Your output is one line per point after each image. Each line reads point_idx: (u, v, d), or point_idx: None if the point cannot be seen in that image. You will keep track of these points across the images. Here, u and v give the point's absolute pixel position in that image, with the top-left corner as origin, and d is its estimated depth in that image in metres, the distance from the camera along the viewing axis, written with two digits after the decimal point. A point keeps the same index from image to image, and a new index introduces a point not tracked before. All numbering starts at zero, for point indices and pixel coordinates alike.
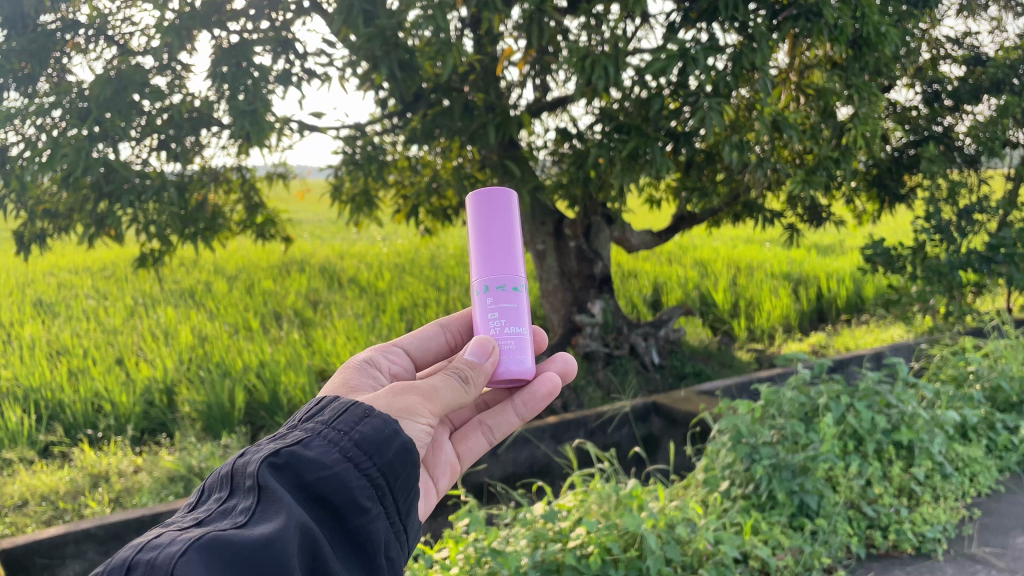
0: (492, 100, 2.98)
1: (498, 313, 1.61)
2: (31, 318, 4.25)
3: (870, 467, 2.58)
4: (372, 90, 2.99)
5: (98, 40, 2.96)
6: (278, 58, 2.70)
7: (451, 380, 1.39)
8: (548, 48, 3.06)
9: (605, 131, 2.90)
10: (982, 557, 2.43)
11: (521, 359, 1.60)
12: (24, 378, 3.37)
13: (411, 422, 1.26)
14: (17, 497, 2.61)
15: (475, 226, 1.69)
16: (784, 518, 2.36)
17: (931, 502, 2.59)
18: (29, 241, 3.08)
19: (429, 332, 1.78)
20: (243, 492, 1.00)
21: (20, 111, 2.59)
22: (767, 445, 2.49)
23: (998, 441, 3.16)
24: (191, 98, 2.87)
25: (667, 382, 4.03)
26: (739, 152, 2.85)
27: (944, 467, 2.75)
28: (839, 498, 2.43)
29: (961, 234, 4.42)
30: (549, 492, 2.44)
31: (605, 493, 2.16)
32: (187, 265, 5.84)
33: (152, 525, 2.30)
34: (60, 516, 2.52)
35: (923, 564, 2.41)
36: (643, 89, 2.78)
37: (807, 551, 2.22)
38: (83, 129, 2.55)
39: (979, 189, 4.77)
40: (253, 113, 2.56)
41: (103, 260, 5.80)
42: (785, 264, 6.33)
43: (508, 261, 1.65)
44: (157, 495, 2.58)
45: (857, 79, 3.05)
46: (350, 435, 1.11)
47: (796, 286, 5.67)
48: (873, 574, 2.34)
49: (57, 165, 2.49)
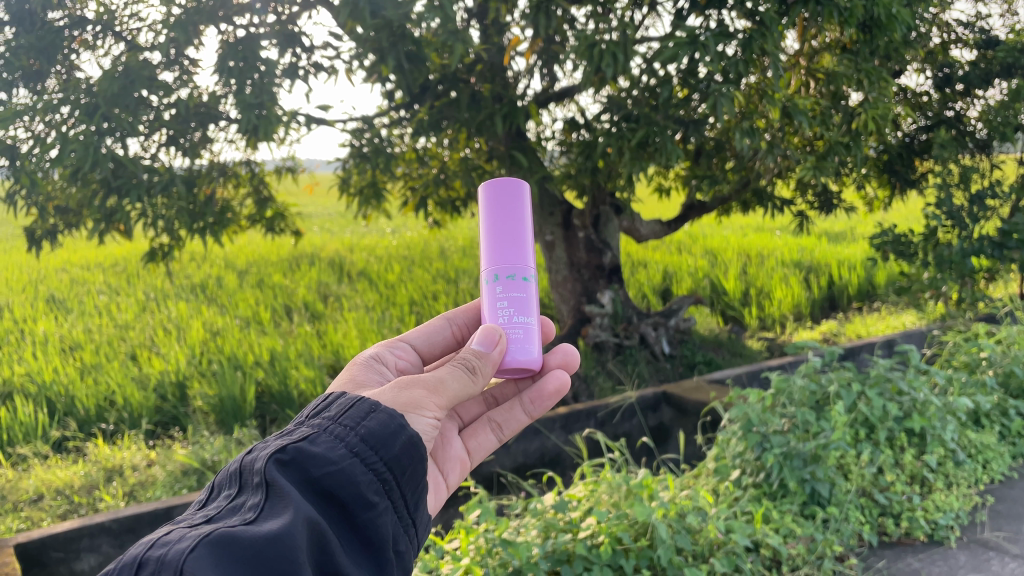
0: (499, 90, 2.97)
1: (507, 303, 1.61)
2: (44, 314, 4.28)
3: (882, 454, 2.58)
4: (379, 83, 2.99)
5: (105, 36, 2.96)
6: (285, 52, 2.69)
7: (458, 371, 1.39)
8: (555, 38, 3.05)
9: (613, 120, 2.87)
10: (995, 543, 2.42)
11: (528, 349, 1.60)
12: (38, 374, 3.39)
13: (417, 415, 1.26)
14: (32, 491, 2.63)
15: (487, 217, 1.69)
16: (795, 507, 2.36)
17: (943, 489, 2.58)
18: (41, 238, 3.09)
19: (435, 326, 1.78)
20: (252, 488, 1.00)
21: (28, 108, 2.60)
22: (778, 434, 2.48)
23: (1011, 427, 3.14)
24: (199, 93, 2.87)
25: (677, 371, 4.03)
26: (749, 139, 2.83)
27: (956, 454, 2.74)
28: (851, 486, 2.42)
29: (974, 220, 4.38)
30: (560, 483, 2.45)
31: (615, 483, 2.16)
32: (198, 259, 5.86)
33: (165, 519, 2.31)
34: (76, 510, 2.54)
35: (935, 551, 2.40)
36: (652, 77, 2.76)
37: (818, 539, 2.22)
38: (92, 125, 2.55)
39: (991, 174, 4.73)
40: (259, 107, 2.58)
41: (114, 256, 5.83)
42: (795, 252, 6.31)
43: (517, 251, 1.65)
44: (170, 489, 2.60)
45: (868, 64, 3.01)
46: (356, 431, 1.11)
47: (807, 275, 5.65)
48: (885, 561, 2.33)
49: (66, 161, 2.50)
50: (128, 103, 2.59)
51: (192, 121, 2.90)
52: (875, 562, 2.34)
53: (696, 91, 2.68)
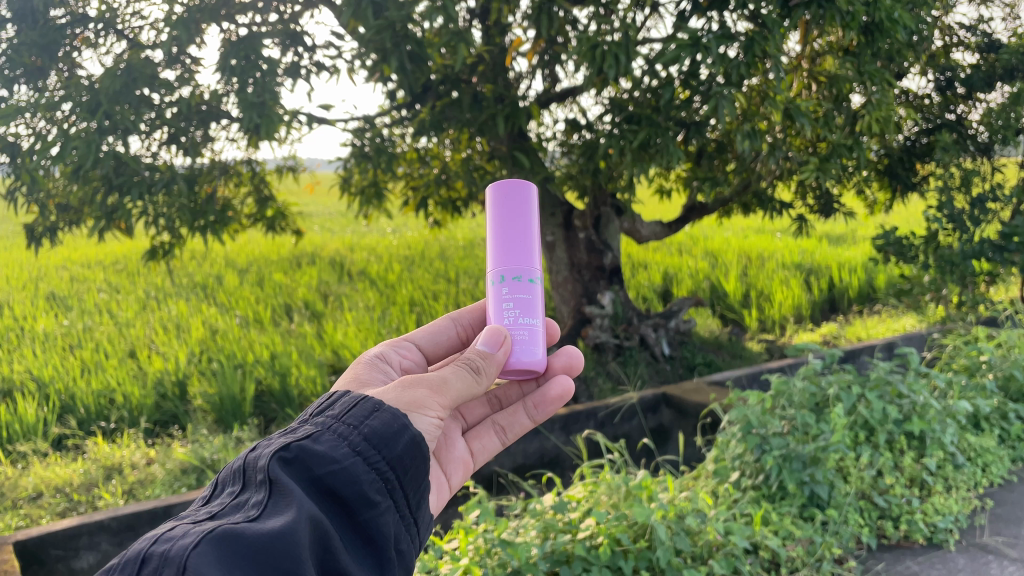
0: (501, 91, 2.97)
1: (513, 304, 1.61)
2: (44, 311, 4.28)
3: (881, 457, 2.58)
4: (381, 82, 2.99)
5: (108, 34, 2.97)
6: (287, 51, 2.70)
7: (462, 371, 1.40)
8: (557, 38, 3.05)
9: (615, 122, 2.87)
10: (994, 547, 2.42)
11: (533, 350, 1.60)
12: (38, 371, 3.39)
13: (419, 415, 1.26)
14: (31, 488, 2.63)
15: (495, 218, 1.69)
16: (794, 509, 2.36)
17: (942, 492, 2.58)
18: (41, 235, 3.09)
19: (440, 326, 1.78)
20: (255, 486, 1.00)
21: (31, 105, 2.60)
22: (777, 436, 2.48)
23: (1011, 431, 3.14)
24: (201, 91, 2.87)
25: (677, 373, 4.02)
26: (750, 140, 2.83)
27: (956, 458, 2.74)
28: (850, 489, 2.43)
29: (974, 223, 4.38)
30: (558, 483, 2.44)
31: (614, 484, 2.17)
32: (198, 257, 5.86)
33: (165, 517, 2.31)
34: (75, 508, 2.53)
35: (934, 554, 2.39)
36: (653, 79, 2.76)
37: (817, 542, 2.22)
38: (93, 122, 2.55)
39: (992, 177, 4.73)
40: (261, 106, 2.59)
41: (114, 253, 5.83)
42: (796, 254, 6.31)
43: (524, 252, 1.65)
44: (169, 487, 2.60)
45: (870, 66, 3.01)
46: (359, 430, 1.11)
47: (807, 277, 5.65)
48: (884, 564, 2.33)
49: (67, 158, 2.50)
50: (129, 101, 2.59)
51: (193, 119, 2.90)
52: (874, 564, 2.33)
53: (698, 93, 2.68)
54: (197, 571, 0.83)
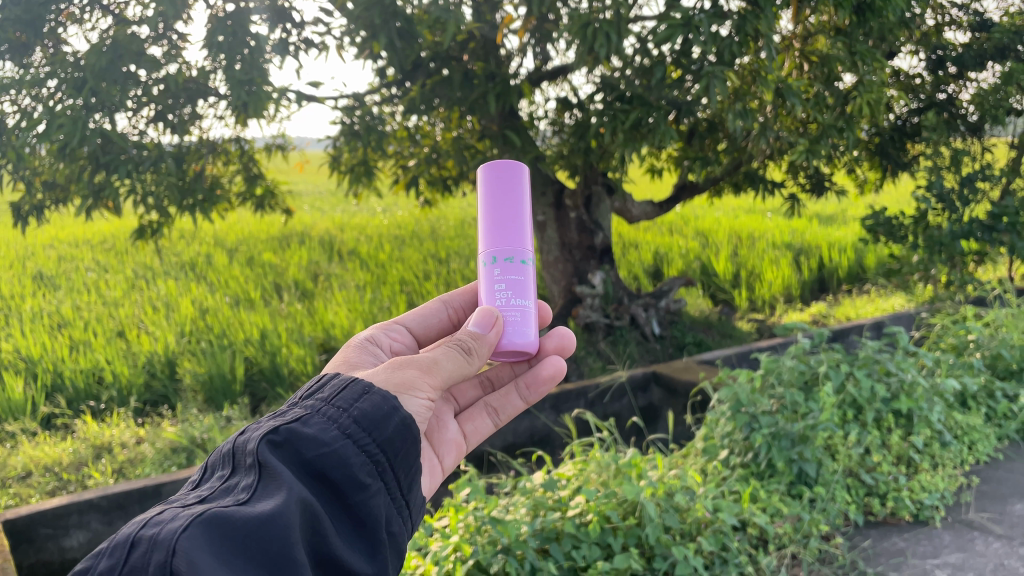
0: (492, 69, 2.95)
1: (505, 286, 1.60)
2: (32, 290, 4.25)
3: (869, 435, 2.60)
4: (370, 60, 2.96)
5: (92, 9, 2.92)
6: (275, 28, 2.67)
7: (453, 352, 1.39)
8: (549, 16, 3.02)
9: (606, 101, 2.86)
10: (979, 523, 2.45)
11: (525, 331, 1.59)
12: (26, 350, 3.37)
13: (409, 397, 1.26)
14: (20, 468, 2.63)
15: (485, 202, 1.68)
16: (782, 486, 2.38)
17: (929, 470, 2.61)
18: (28, 214, 3.06)
19: (432, 309, 1.78)
20: (243, 470, 0.99)
21: (15, 82, 2.56)
22: (766, 414, 2.49)
23: (997, 409, 3.17)
24: (188, 68, 2.84)
25: (667, 352, 4.04)
26: (742, 120, 2.82)
27: (943, 436, 2.76)
28: (838, 467, 2.44)
29: (964, 203, 4.39)
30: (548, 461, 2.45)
31: (604, 463, 2.17)
32: (187, 236, 5.83)
33: (155, 496, 2.32)
34: (64, 487, 2.53)
35: (920, 531, 2.43)
36: (645, 58, 2.74)
37: (805, 519, 2.23)
38: (79, 100, 2.52)
39: (982, 157, 4.74)
40: (250, 83, 2.58)
41: (103, 232, 5.80)
42: (786, 234, 6.32)
43: (515, 234, 1.65)
44: (159, 467, 2.60)
45: (861, 45, 3.00)
46: (349, 412, 1.11)
47: (797, 257, 5.67)
48: (871, 541, 2.36)
49: (53, 136, 2.47)
50: (115, 78, 2.56)
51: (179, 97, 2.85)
52: (861, 542, 2.36)
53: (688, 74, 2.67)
54: (187, 555, 0.82)
